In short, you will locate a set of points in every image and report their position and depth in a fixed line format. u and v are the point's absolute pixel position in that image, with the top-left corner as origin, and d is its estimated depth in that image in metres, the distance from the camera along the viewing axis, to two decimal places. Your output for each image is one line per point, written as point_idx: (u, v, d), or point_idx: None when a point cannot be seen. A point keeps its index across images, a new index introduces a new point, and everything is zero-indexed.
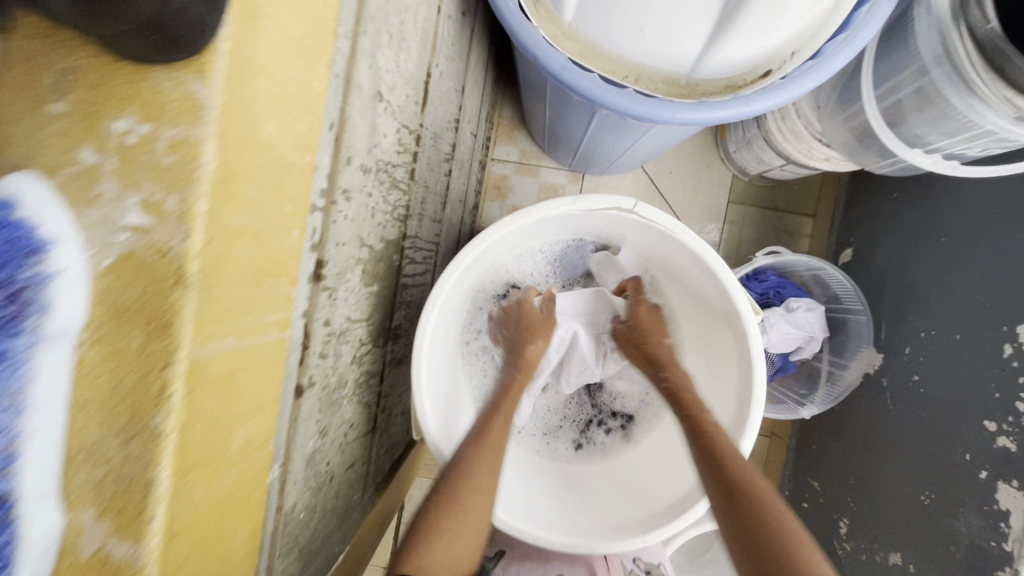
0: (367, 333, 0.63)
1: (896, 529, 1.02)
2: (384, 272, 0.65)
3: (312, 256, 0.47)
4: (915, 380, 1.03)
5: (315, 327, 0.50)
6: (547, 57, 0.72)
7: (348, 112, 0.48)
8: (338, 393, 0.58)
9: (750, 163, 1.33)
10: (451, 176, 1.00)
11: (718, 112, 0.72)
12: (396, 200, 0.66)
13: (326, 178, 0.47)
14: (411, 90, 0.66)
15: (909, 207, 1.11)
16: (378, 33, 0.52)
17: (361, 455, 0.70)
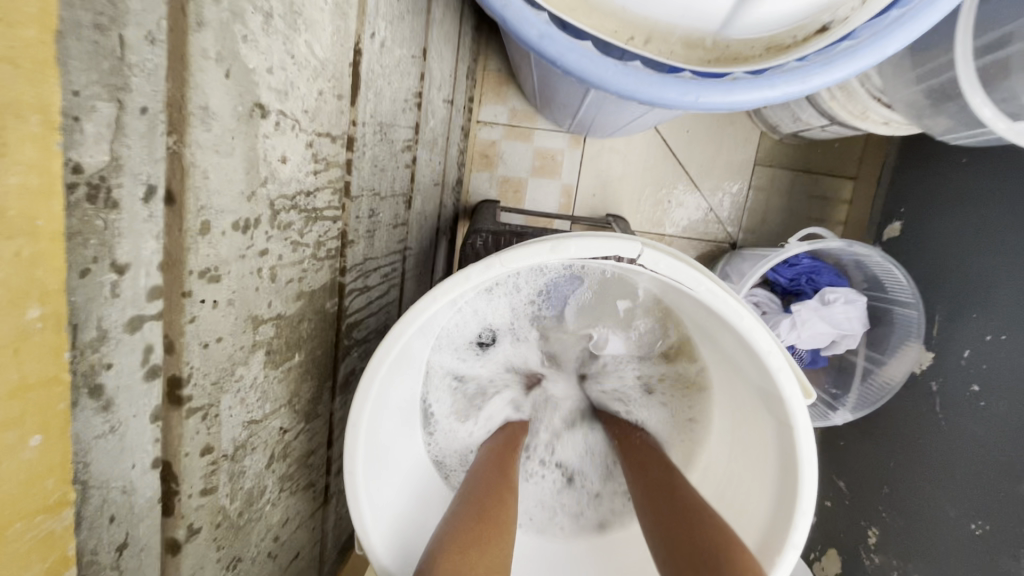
0: (290, 418, 0.48)
1: (935, 554, 0.90)
2: (310, 333, 0.50)
3: (153, 384, 0.31)
4: (973, 392, 0.88)
5: (187, 464, 0.35)
6: (520, 20, 0.51)
7: (189, 157, 0.30)
8: (251, 511, 0.44)
9: (785, 120, 1.10)
10: (416, 163, 0.81)
11: (755, 91, 0.53)
12: (320, 236, 0.49)
13: (159, 268, 0.30)
14: (328, 82, 0.47)
15: (987, 173, 0.91)
16: (245, 15, 0.33)
17: (308, 538, 0.58)
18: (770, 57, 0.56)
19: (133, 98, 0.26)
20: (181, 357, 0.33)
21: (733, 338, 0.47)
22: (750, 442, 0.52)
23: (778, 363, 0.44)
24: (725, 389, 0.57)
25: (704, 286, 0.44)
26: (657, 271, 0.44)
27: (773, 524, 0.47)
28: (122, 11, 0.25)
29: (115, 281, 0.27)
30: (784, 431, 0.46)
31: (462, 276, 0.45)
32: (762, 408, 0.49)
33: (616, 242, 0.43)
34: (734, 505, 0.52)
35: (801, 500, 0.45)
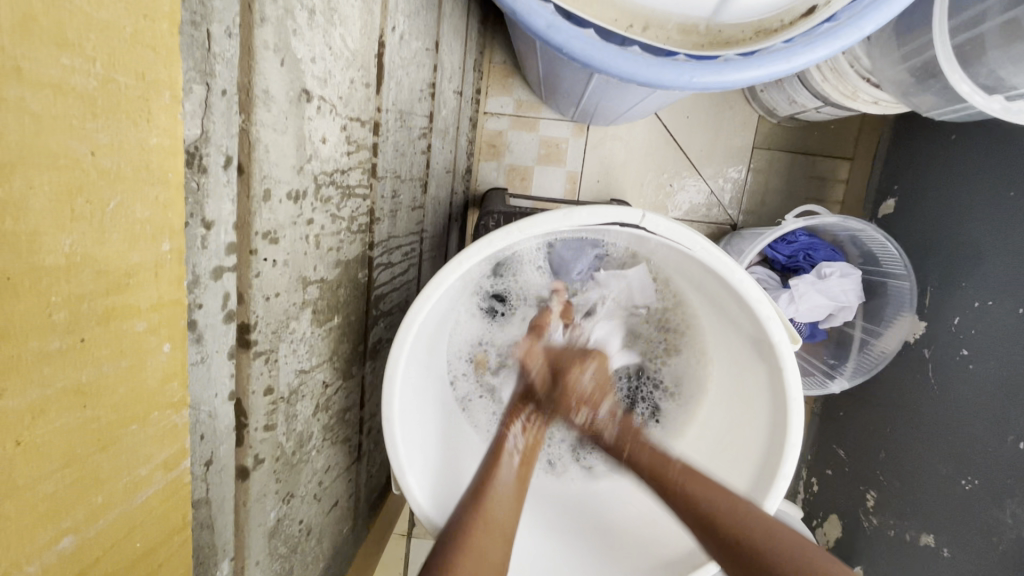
0: (331, 374, 0.54)
1: (930, 511, 0.95)
2: (345, 298, 0.55)
3: (229, 327, 0.37)
4: (963, 356, 0.93)
5: (253, 401, 0.41)
6: (529, 12, 0.57)
7: (255, 134, 0.36)
8: (300, 453, 0.50)
9: (781, 103, 1.15)
10: (431, 150, 0.86)
11: (745, 70, 0.58)
12: (353, 212, 0.55)
13: (233, 227, 0.36)
14: (358, 72, 0.52)
15: (971, 149, 0.96)
16: (294, 12, 0.39)
17: (344, 492, 0.63)
18: (759, 40, 0.60)
19: (216, 82, 0.32)
20: (250, 306, 0.38)
21: (729, 294, 0.51)
22: (745, 389, 0.57)
23: (768, 313, 0.49)
24: (720, 345, 0.61)
25: (699, 246, 0.49)
26: (657, 233, 0.49)
27: (765, 463, 0.53)
28: (209, 10, 0.31)
29: (204, 235, 0.33)
30: (774, 377, 0.51)
31: (484, 242, 0.50)
32: (755, 357, 0.54)
33: (621, 209, 0.48)
34: (732, 445, 0.58)
35: (790, 434, 0.51)
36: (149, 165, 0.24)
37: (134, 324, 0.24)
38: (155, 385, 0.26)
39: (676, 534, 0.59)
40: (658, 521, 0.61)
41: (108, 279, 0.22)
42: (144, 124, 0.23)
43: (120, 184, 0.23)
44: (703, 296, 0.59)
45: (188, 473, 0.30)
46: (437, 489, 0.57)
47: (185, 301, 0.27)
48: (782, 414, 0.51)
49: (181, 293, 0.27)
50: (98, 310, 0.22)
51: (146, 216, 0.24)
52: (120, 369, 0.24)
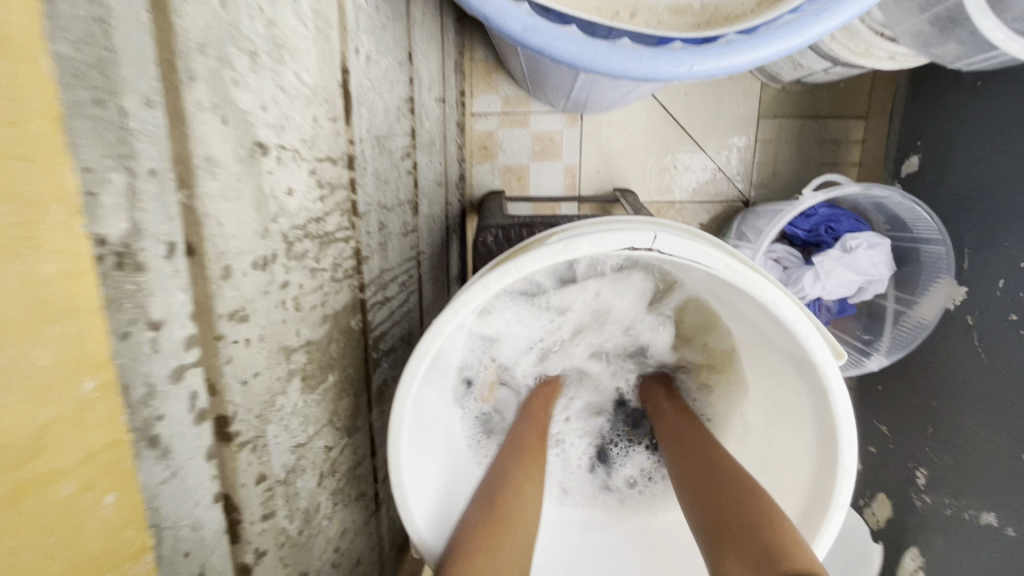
0: (333, 436, 0.50)
1: (989, 488, 0.89)
2: (340, 353, 0.51)
3: (202, 427, 0.33)
4: (1011, 321, 0.86)
5: (244, 493, 0.37)
6: (502, 15, 0.51)
7: (202, 209, 0.32)
8: (308, 528, 0.46)
9: (785, 67, 1.07)
10: (417, 167, 0.81)
11: (750, 52, 0.51)
12: (336, 259, 0.50)
13: (191, 317, 0.32)
14: (321, 107, 0.47)
15: (1000, 96, 0.88)
16: (230, 60, 0.34)
17: (364, 548, 0.60)
18: (762, 12, 0.54)
19: (141, 162, 0.27)
20: (224, 397, 0.34)
21: (762, 313, 0.46)
22: (785, 402, 0.51)
23: (806, 331, 0.43)
24: (751, 357, 0.55)
25: (722, 264, 0.42)
26: (672, 254, 0.43)
27: (815, 488, 0.47)
28: (118, 81, 0.26)
29: (153, 338, 0.29)
30: (818, 397, 0.46)
31: (477, 287, 0.45)
32: (794, 373, 0.48)
33: (626, 233, 0.42)
34: (777, 466, 0.52)
35: (841, 458, 0.45)
36: (50, 301, 0.22)
37: (60, 489, 0.22)
38: (102, 544, 0.25)
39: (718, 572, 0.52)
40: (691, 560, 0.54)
41: (16, 450, 0.20)
42: (28, 256, 0.21)
43: (10, 335, 0.20)
44: (731, 312, 0.54)
45: None
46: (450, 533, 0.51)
47: (127, 438, 0.26)
48: (829, 432, 0.46)
49: (117, 432, 0.25)
50: (6, 491, 0.20)
51: (52, 360, 0.22)
52: (52, 542, 0.22)
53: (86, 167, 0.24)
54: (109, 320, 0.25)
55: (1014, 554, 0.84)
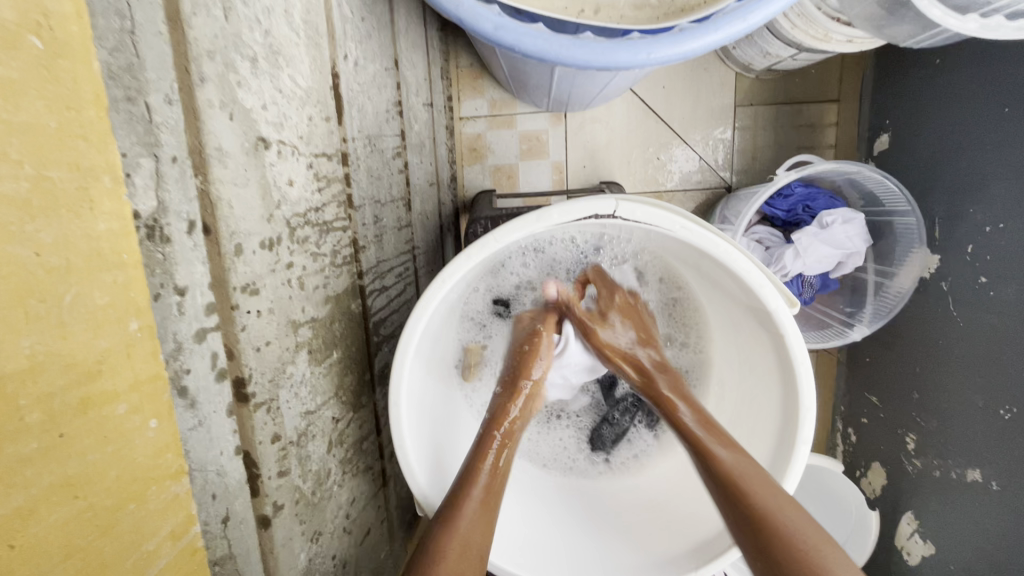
0: (340, 408, 0.55)
1: (971, 446, 0.92)
2: (342, 332, 0.56)
3: (222, 385, 0.38)
4: (982, 284, 0.90)
5: (262, 451, 0.42)
6: (474, 17, 0.56)
7: (216, 192, 0.36)
8: (320, 490, 0.50)
9: (755, 56, 1.12)
10: (409, 167, 0.86)
11: (702, 37, 0.56)
12: (334, 246, 0.55)
13: (209, 287, 0.37)
14: (315, 107, 0.52)
15: (958, 72, 0.93)
16: (235, 65, 0.39)
17: (374, 521, 0.64)
18: (711, 4, 0.59)
19: (165, 150, 0.33)
20: (241, 361, 0.39)
21: (723, 273, 0.50)
22: (754, 355, 0.55)
23: (760, 281, 0.47)
24: (721, 318, 0.59)
25: (679, 225, 0.47)
26: (633, 219, 0.47)
27: (783, 429, 0.51)
28: (143, 83, 0.32)
29: (179, 302, 0.34)
30: (778, 344, 0.50)
31: (455, 264, 0.48)
32: (755, 325, 0.52)
33: (590, 201, 0.47)
34: (751, 415, 0.55)
35: (803, 398, 0.49)
36: (101, 252, 0.27)
37: (116, 408, 0.29)
38: (148, 461, 0.31)
39: (690, 524, 0.56)
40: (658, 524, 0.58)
41: (77, 370, 0.27)
42: (87, 213, 0.26)
43: (73, 276, 0.26)
44: (703, 280, 0.58)
45: (197, 538, 0.35)
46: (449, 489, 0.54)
47: (165, 374, 0.31)
48: (789, 376, 0.50)
49: (158, 367, 0.31)
50: (72, 403, 0.27)
51: (105, 301, 0.28)
52: (110, 450, 0.29)
53: (122, 154, 0.30)
54: None
55: (997, 507, 0.88)
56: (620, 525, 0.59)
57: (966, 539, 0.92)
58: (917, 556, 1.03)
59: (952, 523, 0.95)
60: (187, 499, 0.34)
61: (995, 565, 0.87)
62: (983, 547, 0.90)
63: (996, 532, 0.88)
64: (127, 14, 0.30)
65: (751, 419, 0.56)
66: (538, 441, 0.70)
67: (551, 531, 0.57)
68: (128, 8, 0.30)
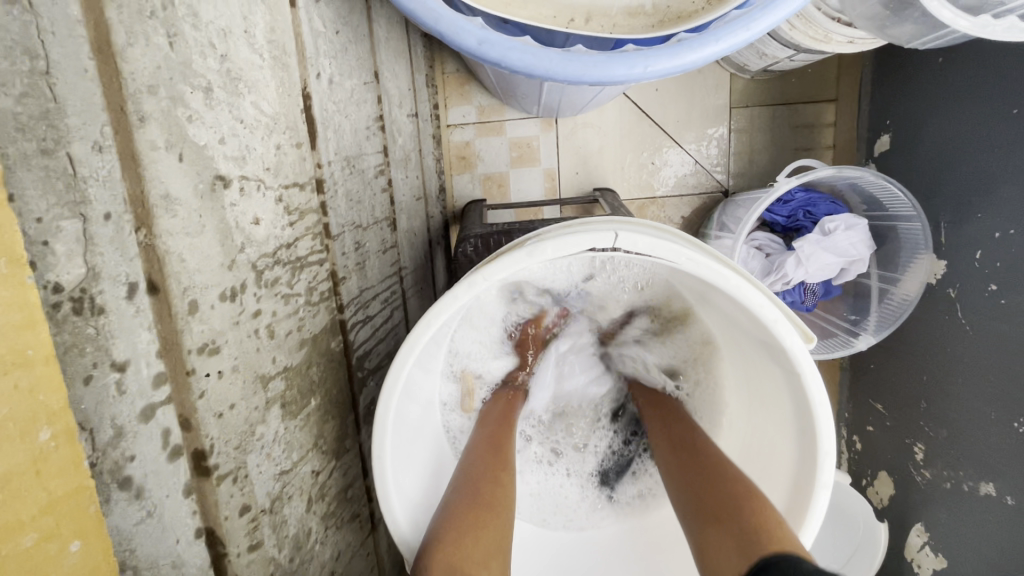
0: (320, 459, 0.50)
1: (983, 459, 0.89)
2: (321, 376, 0.51)
3: (178, 462, 0.34)
4: (992, 292, 0.87)
5: (229, 527, 0.37)
6: (455, 31, 0.51)
7: (163, 247, 0.32)
8: (298, 555, 0.46)
9: (751, 57, 1.08)
10: (393, 183, 0.81)
11: (703, 48, 0.52)
12: (310, 283, 0.50)
13: (158, 355, 0.32)
14: (284, 134, 0.47)
15: (962, 73, 0.90)
16: (184, 99, 0.34)
17: (361, 572, 0.60)
18: (713, 9, 0.55)
19: (94, 207, 0.29)
20: (200, 432, 0.35)
21: (733, 306, 0.46)
22: (765, 387, 0.51)
23: (774, 316, 0.43)
24: (730, 347, 0.56)
25: (685, 258, 0.43)
26: (635, 251, 0.43)
27: (800, 471, 0.47)
28: (64, 131, 0.27)
29: (118, 379, 0.30)
30: (793, 380, 0.46)
31: (441, 305, 0.44)
32: (767, 360, 0.49)
33: (587, 233, 0.43)
34: (763, 453, 0.52)
35: (821, 439, 0.45)
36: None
37: (20, 541, 0.25)
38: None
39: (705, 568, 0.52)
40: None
41: None
42: None
43: None
44: (710, 309, 0.54)
45: None
46: None
47: (90, 485, 0.27)
48: (807, 416, 0.46)
49: (79, 479, 0.27)
50: None
51: (5, 414, 0.24)
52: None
53: (37, 219, 0.26)
54: (68, 366, 0.28)
55: (1012, 523, 0.84)
56: None
57: (979, 554, 0.89)
58: (928, 570, 1.00)
59: (964, 537, 0.92)
60: None
61: None
62: (998, 563, 0.87)
63: (1011, 548, 0.85)
64: (41, 52, 0.26)
65: (764, 459, 0.52)
66: (539, 493, 0.62)
67: None
68: (40, 46, 0.26)
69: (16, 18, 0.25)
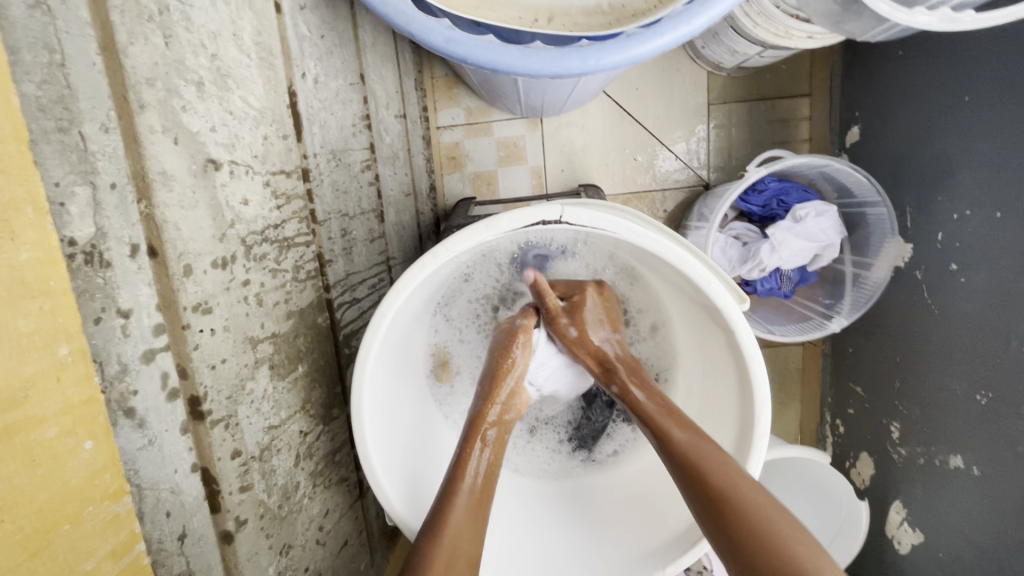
0: (307, 421, 0.55)
1: (951, 432, 0.93)
2: (308, 346, 0.56)
3: (175, 404, 0.40)
4: (953, 270, 0.91)
5: (221, 468, 0.43)
6: (426, 32, 0.57)
7: (162, 215, 0.38)
8: (288, 503, 0.51)
9: (724, 55, 1.13)
10: (380, 178, 0.87)
11: (649, 42, 0.57)
12: (296, 262, 0.55)
13: (157, 309, 0.38)
14: (270, 127, 0.52)
15: (918, 64, 0.95)
16: (180, 90, 0.39)
17: (351, 532, 0.65)
18: (662, 7, 0.60)
19: (102, 178, 0.34)
20: (195, 379, 0.40)
21: (679, 275, 0.51)
22: (713, 353, 0.56)
23: (706, 277, 0.48)
24: (683, 318, 0.60)
25: (624, 228, 0.48)
26: (580, 223, 0.48)
27: (743, 421, 0.52)
28: (76, 113, 0.33)
29: (123, 324, 0.36)
30: (730, 338, 0.51)
31: (408, 275, 0.49)
32: (710, 324, 0.53)
33: (537, 208, 0.48)
34: (714, 416, 0.56)
35: (758, 391, 0.50)
36: (25, 280, 0.29)
37: (45, 432, 0.31)
38: (82, 482, 0.32)
39: (664, 521, 0.56)
40: (637, 527, 0.57)
41: (4, 397, 0.28)
42: (10, 245, 0.28)
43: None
44: (665, 288, 0.59)
45: (142, 555, 0.37)
46: (417, 497, 0.55)
47: (100, 398, 0.33)
48: (745, 373, 0.50)
49: (92, 391, 0.32)
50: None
51: (32, 327, 0.29)
52: (39, 474, 0.31)
53: (55, 183, 0.32)
54: (81, 307, 0.33)
55: (979, 492, 0.88)
56: (592, 530, 0.59)
57: (954, 525, 0.92)
58: (907, 545, 1.02)
59: (939, 509, 0.95)
60: (129, 517, 0.36)
61: (979, 550, 0.87)
62: (967, 532, 0.90)
63: (978, 516, 0.88)
64: (59, 48, 0.32)
65: (716, 416, 0.56)
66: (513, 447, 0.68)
67: (526, 533, 0.58)
68: (57, 42, 0.32)
69: (37, 19, 0.31)
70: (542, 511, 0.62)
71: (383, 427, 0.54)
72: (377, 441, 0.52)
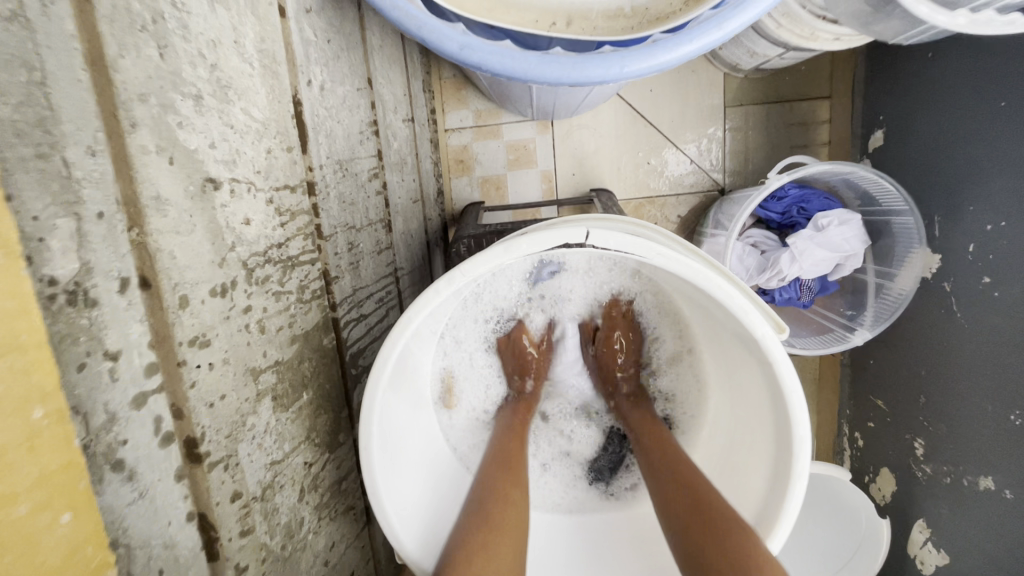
0: (312, 452, 0.52)
1: (980, 452, 0.89)
2: (313, 371, 0.53)
3: (169, 449, 0.36)
4: (985, 284, 0.87)
5: (220, 512, 0.40)
6: (438, 38, 0.53)
7: (154, 244, 0.34)
8: (290, 542, 0.48)
9: (742, 56, 1.09)
10: (387, 186, 0.83)
11: (676, 48, 0.53)
12: (301, 282, 0.52)
13: (150, 347, 0.35)
14: (273, 139, 0.49)
15: (950, 66, 0.90)
16: (174, 106, 0.36)
17: (358, 562, 0.62)
18: (689, 10, 0.56)
19: (88, 207, 0.31)
20: (191, 420, 0.37)
21: (712, 302, 0.48)
22: (746, 384, 0.53)
23: (743, 306, 0.45)
24: (715, 342, 0.58)
25: (656, 252, 0.45)
26: (608, 247, 0.45)
27: (777, 460, 0.48)
28: (59, 136, 0.29)
29: (112, 367, 0.32)
30: (766, 369, 0.47)
31: (420, 302, 0.46)
32: (744, 351, 0.50)
33: (561, 230, 0.44)
34: (745, 453, 0.53)
35: (796, 428, 0.46)
36: None
37: (14, 510, 0.26)
38: (60, 561, 0.28)
39: None
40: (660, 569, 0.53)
41: None
42: None
43: None
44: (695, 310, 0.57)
45: None
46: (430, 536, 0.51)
47: (80, 461, 0.30)
48: (784, 412, 0.47)
49: (70, 454, 0.29)
50: None
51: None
52: (8, 561, 0.26)
53: (34, 218, 0.28)
54: (65, 352, 0.29)
55: (1010, 516, 0.84)
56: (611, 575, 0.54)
57: (982, 550, 0.88)
58: (930, 566, 0.99)
59: (965, 532, 0.92)
60: None
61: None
62: (996, 557, 0.86)
63: (1008, 541, 0.84)
64: (39, 63, 0.29)
65: (748, 452, 0.53)
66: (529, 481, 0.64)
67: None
68: (36, 57, 0.28)
69: (14, 33, 0.27)
70: (560, 548, 0.58)
71: (393, 463, 0.51)
72: (387, 478, 0.49)
